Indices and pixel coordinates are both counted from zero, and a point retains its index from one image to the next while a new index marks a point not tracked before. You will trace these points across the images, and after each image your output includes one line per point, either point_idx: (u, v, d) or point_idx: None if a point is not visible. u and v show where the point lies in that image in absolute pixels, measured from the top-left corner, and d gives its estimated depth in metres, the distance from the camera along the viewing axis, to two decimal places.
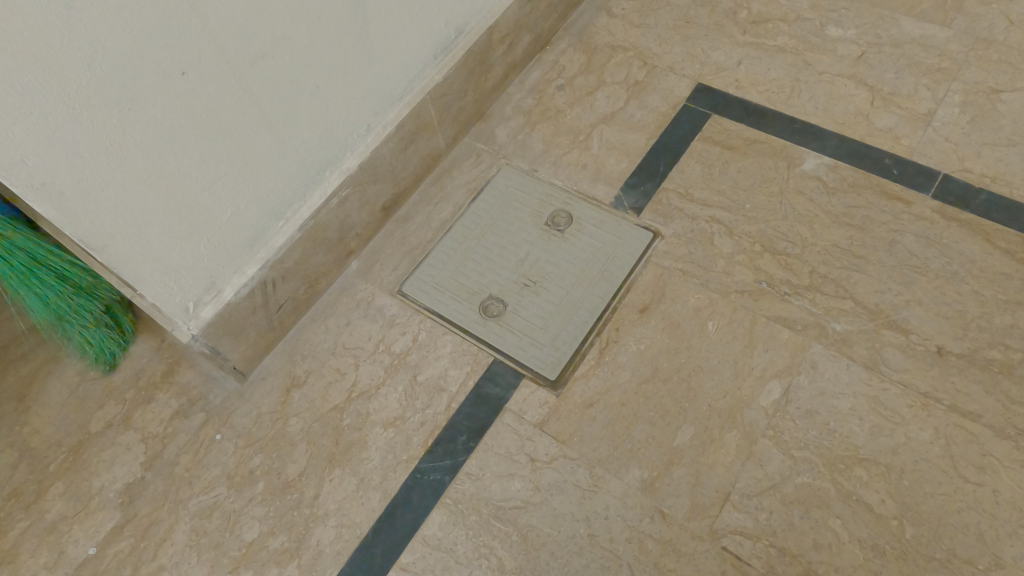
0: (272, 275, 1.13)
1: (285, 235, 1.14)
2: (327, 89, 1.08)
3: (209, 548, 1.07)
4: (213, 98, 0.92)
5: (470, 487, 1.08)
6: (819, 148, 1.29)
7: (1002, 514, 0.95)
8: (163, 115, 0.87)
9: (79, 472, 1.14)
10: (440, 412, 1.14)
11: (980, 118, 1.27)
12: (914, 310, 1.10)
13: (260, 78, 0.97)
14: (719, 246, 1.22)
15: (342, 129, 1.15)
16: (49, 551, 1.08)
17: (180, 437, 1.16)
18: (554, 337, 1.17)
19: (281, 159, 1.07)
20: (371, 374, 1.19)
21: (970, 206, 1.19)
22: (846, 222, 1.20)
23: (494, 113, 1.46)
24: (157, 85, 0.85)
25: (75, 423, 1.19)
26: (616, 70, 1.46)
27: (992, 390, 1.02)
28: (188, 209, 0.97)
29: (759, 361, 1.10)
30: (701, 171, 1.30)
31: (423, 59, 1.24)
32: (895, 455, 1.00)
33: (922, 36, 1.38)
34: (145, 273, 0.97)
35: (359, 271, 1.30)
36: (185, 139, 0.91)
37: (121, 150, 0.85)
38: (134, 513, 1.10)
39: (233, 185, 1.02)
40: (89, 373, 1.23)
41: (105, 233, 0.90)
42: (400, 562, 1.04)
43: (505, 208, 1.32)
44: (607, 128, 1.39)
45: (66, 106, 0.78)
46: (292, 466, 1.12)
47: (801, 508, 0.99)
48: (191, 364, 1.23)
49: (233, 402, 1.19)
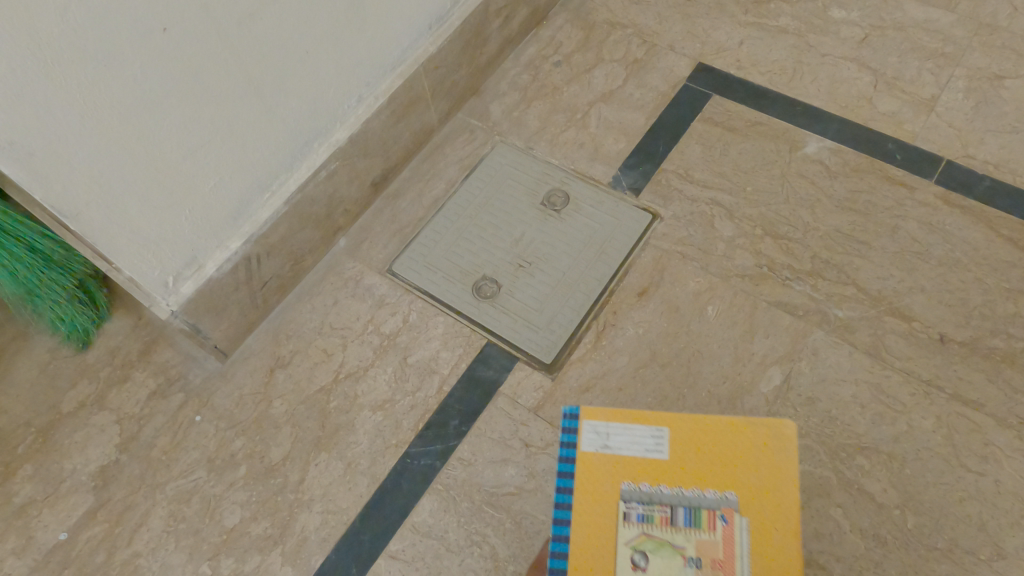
0: (256, 251, 1.08)
1: (271, 208, 1.08)
2: (318, 55, 1.03)
3: (187, 535, 1.02)
4: (197, 60, 0.86)
5: (462, 473, 1.04)
6: (821, 132, 1.26)
7: (1004, 504, 0.93)
8: (142, 75, 0.82)
9: (50, 455, 1.09)
10: (431, 395, 1.10)
11: (983, 104, 1.25)
12: (917, 296, 1.09)
13: (248, 40, 0.91)
14: (719, 229, 1.19)
15: (332, 98, 1.09)
16: (17, 536, 1.03)
17: (157, 418, 1.11)
18: (549, 321, 1.13)
19: (268, 128, 1.01)
20: (359, 356, 1.15)
21: (973, 193, 1.17)
22: (849, 208, 1.18)
23: (489, 89, 1.41)
24: (136, 42, 0.79)
25: (46, 403, 1.13)
26: (614, 48, 1.42)
27: (994, 379, 1.01)
28: (170, 178, 0.92)
29: (760, 347, 1.07)
30: (701, 152, 1.27)
31: (417, 28, 1.18)
32: (897, 444, 0.99)
33: (926, 20, 1.36)
34: (122, 244, 0.92)
35: (347, 249, 1.25)
36: (166, 102, 0.86)
37: (96, 111, 0.80)
38: (108, 497, 1.05)
39: (218, 155, 0.96)
40: (60, 350, 1.17)
41: (79, 200, 0.84)
42: (388, 550, 1.00)
43: (500, 187, 1.28)
44: (605, 107, 1.35)
45: (36, 61, 0.73)
46: (275, 449, 1.08)
47: (802, 497, 0.97)
48: (170, 343, 1.18)
49: (214, 383, 1.14)
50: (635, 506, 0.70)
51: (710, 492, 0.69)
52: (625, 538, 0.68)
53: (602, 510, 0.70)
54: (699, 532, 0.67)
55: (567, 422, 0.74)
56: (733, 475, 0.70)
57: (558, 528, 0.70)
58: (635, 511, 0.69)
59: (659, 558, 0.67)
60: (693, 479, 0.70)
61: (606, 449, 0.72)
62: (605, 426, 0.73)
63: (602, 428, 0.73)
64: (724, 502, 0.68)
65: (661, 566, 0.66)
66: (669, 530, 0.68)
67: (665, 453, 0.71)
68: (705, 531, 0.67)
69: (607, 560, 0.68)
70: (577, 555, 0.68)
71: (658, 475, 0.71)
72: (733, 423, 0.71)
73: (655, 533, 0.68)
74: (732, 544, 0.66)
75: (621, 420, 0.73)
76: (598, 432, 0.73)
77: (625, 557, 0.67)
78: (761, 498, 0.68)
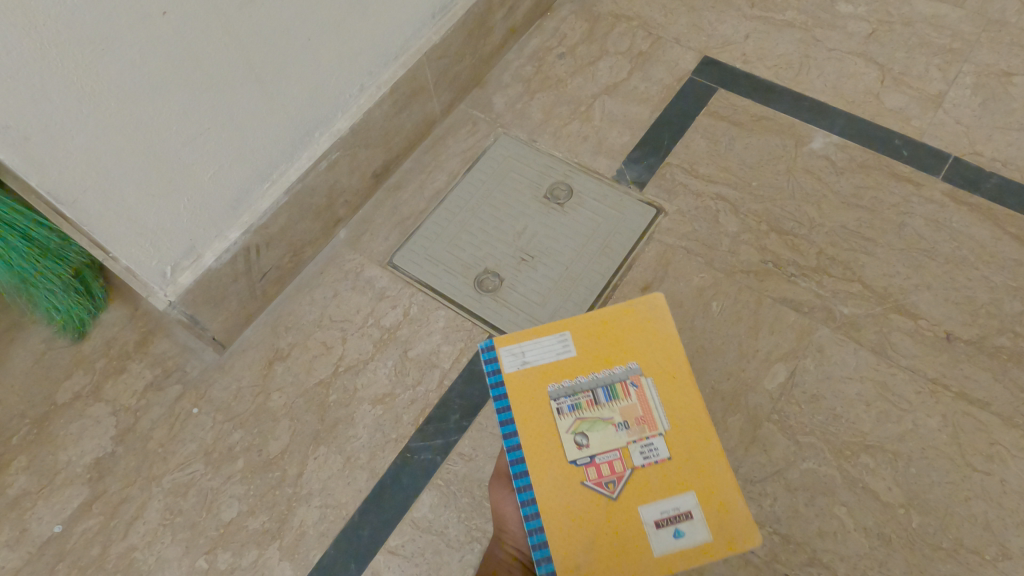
0: (255, 242, 1.06)
1: (270, 198, 1.07)
2: (320, 42, 1.01)
3: (183, 528, 1.01)
4: (197, 44, 0.85)
5: (463, 468, 1.03)
6: (828, 127, 1.25)
7: (1010, 504, 0.93)
8: (140, 59, 0.80)
9: (44, 446, 1.07)
10: (431, 389, 1.09)
11: (992, 101, 1.24)
12: (923, 294, 1.08)
13: (248, 25, 0.89)
14: (724, 224, 1.18)
15: (333, 86, 1.08)
16: (11, 528, 1.02)
17: (154, 410, 1.10)
18: (552, 315, 1.12)
19: (269, 116, 1.00)
20: (359, 349, 1.13)
21: (981, 191, 1.16)
22: (855, 204, 1.17)
23: (492, 80, 1.39)
24: (134, 24, 0.77)
25: (41, 393, 1.12)
26: (619, 40, 1.40)
27: (1001, 378, 1.00)
28: (167, 166, 0.90)
29: (764, 344, 1.06)
30: (706, 146, 1.26)
31: (420, 17, 1.17)
32: (902, 442, 0.98)
33: (934, 16, 1.34)
34: (119, 232, 0.90)
35: (348, 240, 1.24)
36: (165, 87, 0.84)
37: (93, 95, 0.78)
38: (104, 490, 1.04)
39: (217, 143, 0.94)
40: (55, 341, 1.16)
41: (75, 187, 0.83)
42: (387, 545, 0.99)
43: (503, 179, 1.26)
44: (610, 99, 1.33)
45: (32, 42, 0.71)
46: (274, 443, 1.06)
47: (807, 495, 0.96)
48: (167, 334, 1.16)
49: (211, 375, 1.12)
50: (564, 400, 0.69)
51: (620, 366, 0.70)
52: (563, 429, 0.67)
53: (538, 417, 0.68)
54: (621, 402, 0.68)
55: (486, 355, 0.72)
56: (631, 347, 0.71)
57: (510, 447, 0.67)
58: (565, 405, 0.68)
59: (597, 435, 0.67)
60: (601, 361, 0.71)
61: (526, 365, 0.71)
62: (518, 346, 0.72)
63: (517, 349, 0.72)
64: (631, 371, 0.70)
65: (601, 442, 0.67)
66: (598, 410, 0.68)
67: (573, 349, 0.71)
68: (624, 399, 0.68)
69: (555, 457, 0.67)
70: (530, 461, 0.67)
71: (573, 367, 0.70)
72: (622, 308, 0.73)
73: (587, 416, 0.68)
74: (649, 402, 0.68)
75: (530, 337, 0.72)
76: (515, 354, 0.72)
77: (569, 445, 0.67)
78: (662, 359, 0.70)
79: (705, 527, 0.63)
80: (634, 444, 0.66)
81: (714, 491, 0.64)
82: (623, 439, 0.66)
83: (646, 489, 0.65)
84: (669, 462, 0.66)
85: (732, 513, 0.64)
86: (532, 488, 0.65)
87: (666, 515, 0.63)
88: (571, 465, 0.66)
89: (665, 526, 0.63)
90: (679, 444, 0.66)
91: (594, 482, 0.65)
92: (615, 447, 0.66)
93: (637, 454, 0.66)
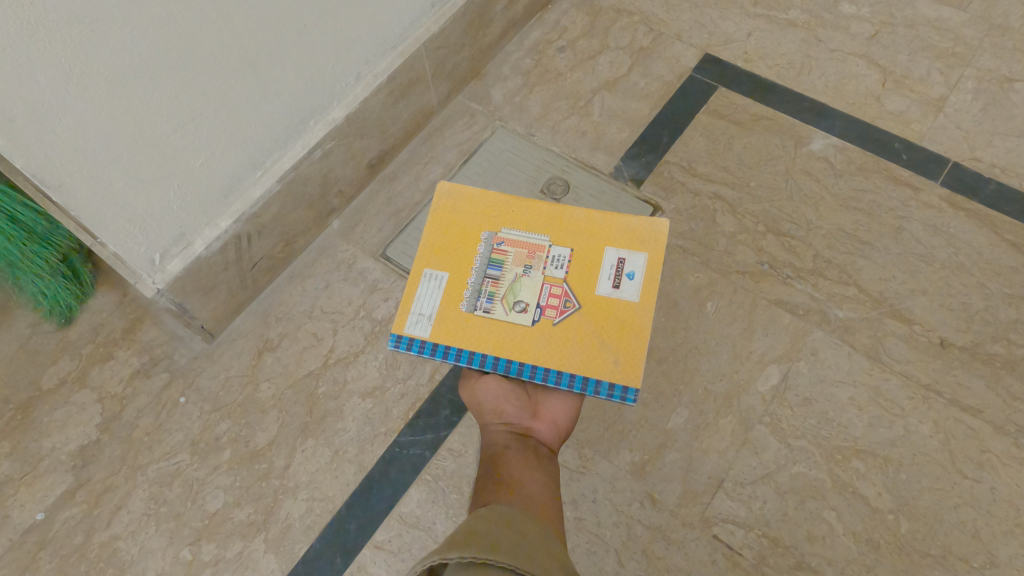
0: (247, 230, 1.05)
1: (263, 186, 1.05)
2: (316, 29, 0.99)
3: (168, 519, 1.00)
4: (189, 27, 0.83)
5: (452, 463, 1.03)
6: (828, 128, 1.24)
7: (999, 512, 0.93)
8: (131, 41, 0.78)
9: (28, 432, 1.06)
10: (422, 384, 1.08)
11: (992, 106, 1.24)
12: (918, 299, 1.07)
13: (243, 9, 0.87)
14: (720, 224, 1.17)
15: (329, 74, 1.06)
16: None
17: (140, 398, 1.08)
18: None
19: (262, 103, 0.98)
20: (350, 341, 1.12)
21: (979, 197, 1.15)
22: (854, 207, 1.16)
23: (491, 72, 1.38)
24: (124, 6, 0.75)
25: (26, 379, 1.10)
26: (620, 34, 1.39)
27: (994, 386, 1.00)
28: (158, 151, 0.88)
29: (758, 345, 1.06)
30: (705, 145, 1.25)
31: (420, 6, 1.15)
32: (894, 448, 0.97)
33: (937, 19, 1.33)
34: (107, 218, 0.88)
35: (341, 231, 1.22)
36: (155, 71, 0.82)
37: (80, 77, 0.76)
38: (87, 478, 1.03)
39: (210, 129, 0.93)
40: (41, 326, 1.14)
41: (62, 170, 0.81)
42: (374, 539, 0.98)
43: (499, 172, 1.25)
44: (609, 95, 1.32)
45: (17, 22, 0.69)
46: (261, 434, 1.05)
47: (796, 498, 0.96)
48: (155, 321, 1.15)
49: (200, 364, 1.11)
50: (480, 301, 0.82)
51: (481, 246, 0.87)
52: (503, 314, 0.81)
53: (477, 327, 0.81)
54: (508, 261, 0.85)
55: (404, 345, 0.81)
56: (473, 230, 0.88)
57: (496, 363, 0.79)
58: (484, 301, 0.82)
59: (524, 292, 0.83)
60: (467, 258, 0.86)
61: (430, 316, 0.82)
62: (414, 315, 0.82)
63: (419, 316, 0.82)
64: (493, 240, 0.87)
65: (531, 291, 0.83)
66: (504, 280, 0.84)
67: (444, 271, 0.85)
68: (507, 258, 0.86)
69: (518, 329, 0.81)
70: (512, 353, 0.79)
71: (458, 280, 0.84)
72: (439, 218, 0.88)
73: (504, 290, 0.83)
74: (519, 243, 0.86)
75: (410, 300, 0.83)
76: (418, 321, 0.82)
77: (520, 316, 0.81)
78: (495, 214, 0.88)
79: (636, 252, 0.84)
80: (547, 269, 0.84)
81: (616, 236, 0.86)
82: (537, 274, 0.84)
83: (585, 278, 0.83)
84: (572, 251, 0.85)
85: (634, 230, 0.86)
86: (533, 362, 0.79)
87: (613, 274, 0.83)
88: (535, 322, 0.81)
89: (620, 279, 0.83)
90: (561, 238, 0.86)
91: (559, 313, 0.81)
92: (541, 283, 0.83)
93: (555, 270, 0.84)
